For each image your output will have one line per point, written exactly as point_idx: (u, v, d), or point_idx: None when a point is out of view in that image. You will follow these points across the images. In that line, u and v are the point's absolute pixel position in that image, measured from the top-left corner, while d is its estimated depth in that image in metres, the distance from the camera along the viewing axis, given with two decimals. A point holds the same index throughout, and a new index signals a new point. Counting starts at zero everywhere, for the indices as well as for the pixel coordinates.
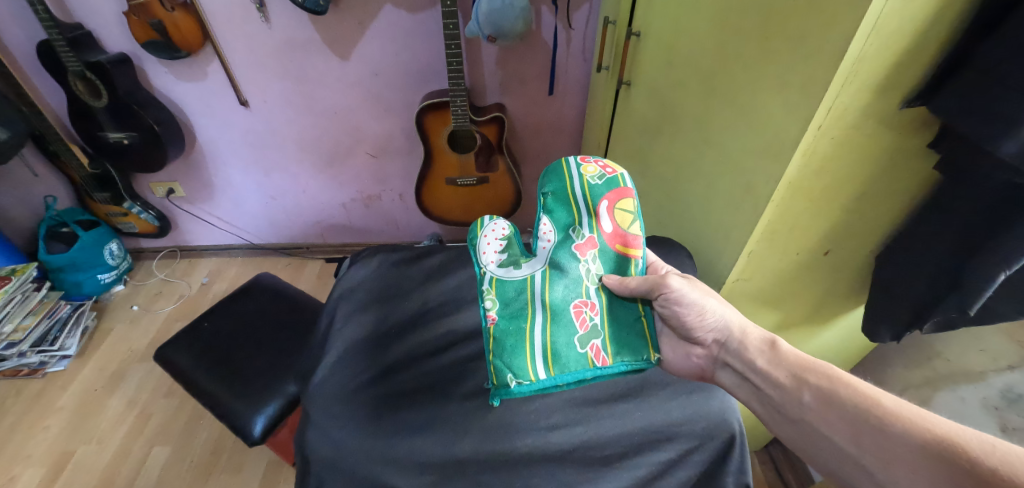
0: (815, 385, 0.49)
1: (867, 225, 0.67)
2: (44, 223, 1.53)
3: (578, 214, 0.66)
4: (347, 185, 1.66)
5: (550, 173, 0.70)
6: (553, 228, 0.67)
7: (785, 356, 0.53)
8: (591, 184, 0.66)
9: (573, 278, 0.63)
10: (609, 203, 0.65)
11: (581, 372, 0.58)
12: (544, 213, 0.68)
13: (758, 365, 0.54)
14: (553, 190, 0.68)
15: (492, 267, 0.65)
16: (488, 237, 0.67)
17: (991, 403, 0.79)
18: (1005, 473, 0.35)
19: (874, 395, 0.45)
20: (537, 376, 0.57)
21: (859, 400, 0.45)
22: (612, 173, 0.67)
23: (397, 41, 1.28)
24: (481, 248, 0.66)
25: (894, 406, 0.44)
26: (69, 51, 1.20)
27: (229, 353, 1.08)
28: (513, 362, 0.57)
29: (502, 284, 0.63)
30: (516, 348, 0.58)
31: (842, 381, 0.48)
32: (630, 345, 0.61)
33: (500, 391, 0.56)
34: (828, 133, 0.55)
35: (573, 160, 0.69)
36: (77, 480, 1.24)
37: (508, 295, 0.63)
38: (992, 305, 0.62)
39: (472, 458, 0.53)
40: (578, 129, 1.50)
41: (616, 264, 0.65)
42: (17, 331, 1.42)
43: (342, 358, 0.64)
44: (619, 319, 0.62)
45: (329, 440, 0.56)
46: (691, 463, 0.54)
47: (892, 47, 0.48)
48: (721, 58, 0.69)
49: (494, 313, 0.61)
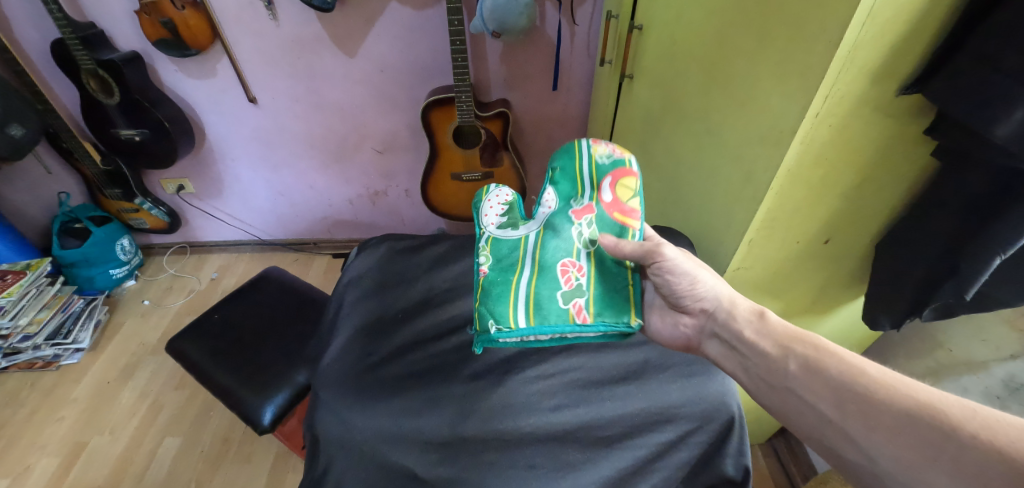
0: (801, 356, 0.48)
1: (866, 213, 0.68)
2: (57, 218, 1.56)
3: (581, 186, 0.68)
4: (353, 180, 1.68)
5: (562, 150, 0.72)
6: (554, 198, 0.70)
7: (771, 327, 0.52)
8: (598, 162, 0.67)
9: (564, 239, 0.65)
10: (612, 178, 0.66)
11: (560, 326, 0.59)
12: (550, 184, 0.71)
13: (743, 335, 0.53)
14: (562, 165, 0.71)
15: (491, 227, 0.70)
16: (493, 203, 0.72)
17: (993, 392, 0.80)
18: (989, 438, 0.36)
19: (859, 363, 0.45)
20: (517, 323, 0.59)
21: (846, 370, 0.45)
22: (619, 154, 0.67)
23: (402, 37, 1.30)
24: (483, 211, 0.72)
25: (877, 374, 0.43)
26: (82, 49, 1.22)
27: (241, 344, 1.11)
28: (494, 306, 0.60)
29: (498, 242, 0.68)
30: (501, 295, 0.61)
31: (827, 349, 0.47)
32: (614, 306, 0.60)
33: (482, 335, 0.59)
34: (826, 120, 0.56)
35: (586, 140, 0.69)
36: (90, 469, 1.27)
37: (502, 252, 0.66)
38: (990, 291, 0.62)
39: (478, 437, 0.54)
40: (582, 124, 1.52)
41: (612, 231, 0.65)
42: (33, 323, 1.45)
43: (350, 342, 0.65)
44: (606, 281, 0.62)
45: (340, 419, 0.57)
46: (691, 445, 0.55)
47: (888, 34, 0.49)
48: (721, 47, 0.70)
49: (487, 266, 0.66)
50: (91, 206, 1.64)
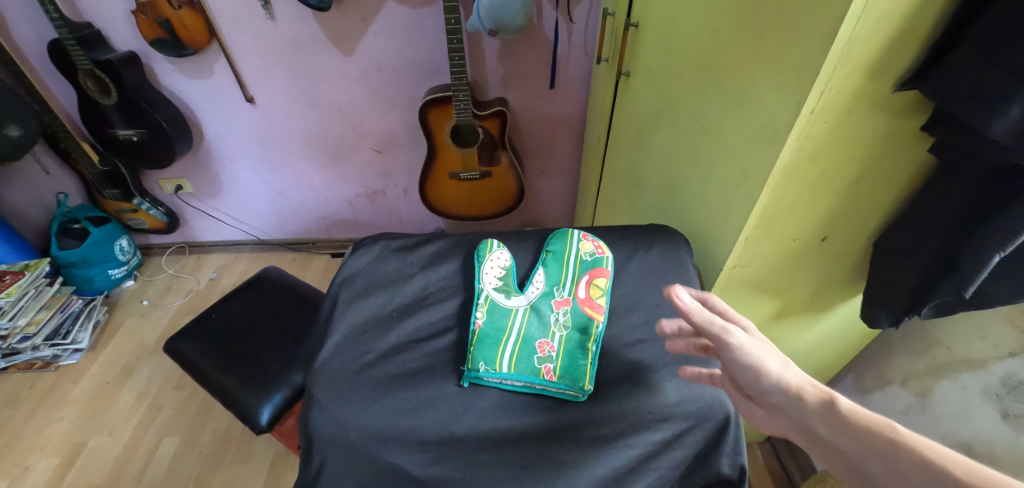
0: (877, 453, 0.36)
1: (862, 212, 0.68)
2: (56, 219, 1.56)
3: (565, 275, 0.67)
4: (351, 180, 1.68)
5: (556, 235, 0.72)
6: (543, 281, 0.67)
7: (843, 418, 0.39)
8: (582, 259, 0.68)
9: (542, 322, 0.64)
10: (588, 278, 0.66)
11: (530, 379, 0.58)
12: (540, 264, 0.69)
13: (812, 432, 0.40)
14: (554, 250, 0.69)
15: (490, 287, 0.66)
16: (491, 262, 0.68)
17: (992, 390, 0.80)
18: None
19: (942, 462, 0.33)
20: (502, 367, 0.58)
21: (924, 467, 0.33)
22: (601, 253, 0.69)
23: (400, 35, 1.29)
24: (483, 269, 0.67)
25: (972, 479, 0.32)
26: (79, 49, 1.22)
27: (238, 344, 1.11)
28: (483, 350, 0.59)
29: (494, 306, 0.64)
30: (493, 342, 0.60)
31: (908, 445, 0.35)
32: (574, 369, 0.58)
33: (471, 373, 0.58)
34: (821, 118, 0.55)
35: (576, 231, 0.71)
36: (89, 469, 1.27)
37: (496, 314, 0.63)
38: (986, 289, 0.62)
39: (472, 437, 0.54)
40: (580, 123, 1.51)
41: (581, 322, 0.63)
42: (31, 324, 1.45)
43: (344, 341, 0.63)
44: (573, 349, 0.60)
45: (333, 418, 0.56)
46: (685, 444, 0.54)
47: (883, 29, 0.49)
48: (716, 44, 0.70)
49: (482, 321, 0.62)
50: (90, 206, 1.64)
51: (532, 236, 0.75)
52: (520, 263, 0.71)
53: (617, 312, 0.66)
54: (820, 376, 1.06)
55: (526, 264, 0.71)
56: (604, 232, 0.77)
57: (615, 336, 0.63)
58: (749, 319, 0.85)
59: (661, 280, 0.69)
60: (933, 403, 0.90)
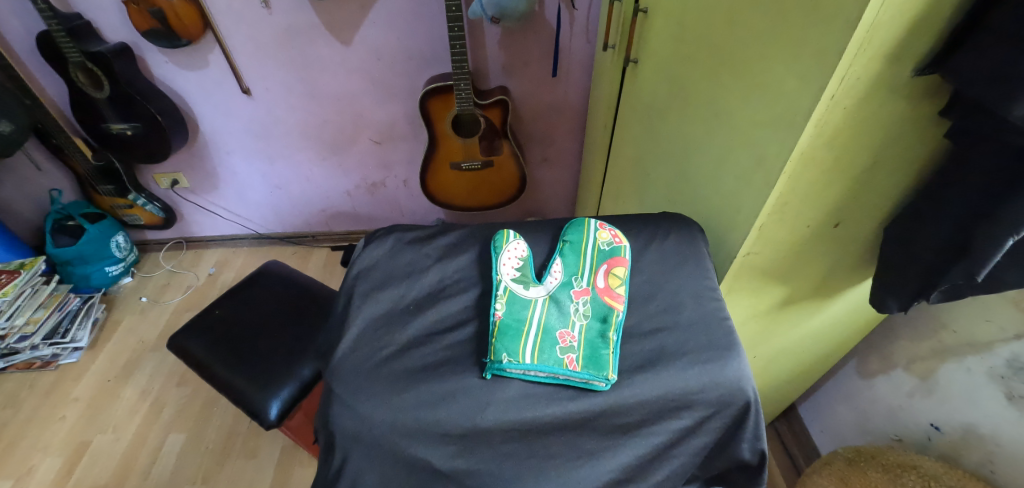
0: None
1: (877, 196, 0.68)
2: (50, 216, 1.52)
3: (584, 264, 0.67)
4: (351, 171, 1.66)
5: (570, 225, 0.72)
6: (561, 271, 0.67)
7: None
8: (599, 249, 0.68)
9: (562, 312, 0.63)
10: (607, 267, 0.66)
11: (553, 369, 0.57)
12: (557, 254, 0.68)
13: None
14: (571, 239, 0.69)
15: (508, 278, 0.65)
16: (509, 253, 0.68)
17: (997, 372, 0.82)
18: None
19: None
20: (524, 358, 0.57)
21: None
22: (618, 242, 0.69)
23: (399, 23, 1.27)
24: (500, 260, 0.67)
25: None
26: (69, 41, 1.19)
27: (243, 340, 1.10)
28: (505, 342, 0.58)
29: (513, 297, 0.63)
30: (513, 332, 0.58)
31: None
32: (597, 358, 0.57)
33: (492, 365, 0.56)
34: (840, 103, 0.55)
35: (592, 221, 0.71)
36: (94, 468, 1.27)
37: (515, 306, 0.62)
38: (1001, 273, 0.61)
39: (497, 428, 0.53)
40: (582, 110, 1.50)
41: (602, 312, 0.63)
42: (29, 324, 1.42)
43: (363, 335, 0.62)
44: (596, 338, 0.59)
45: (354, 413, 0.55)
46: (706, 430, 0.55)
47: (907, 13, 0.47)
48: (732, 29, 0.69)
49: (501, 312, 0.61)
50: (84, 202, 1.60)
51: (545, 227, 0.75)
52: (536, 253, 0.71)
53: (636, 301, 0.65)
54: (826, 360, 1.07)
55: (542, 254, 0.71)
56: (618, 221, 0.77)
57: (635, 324, 0.63)
58: (757, 307, 0.86)
59: (679, 267, 0.69)
60: (938, 385, 0.92)
